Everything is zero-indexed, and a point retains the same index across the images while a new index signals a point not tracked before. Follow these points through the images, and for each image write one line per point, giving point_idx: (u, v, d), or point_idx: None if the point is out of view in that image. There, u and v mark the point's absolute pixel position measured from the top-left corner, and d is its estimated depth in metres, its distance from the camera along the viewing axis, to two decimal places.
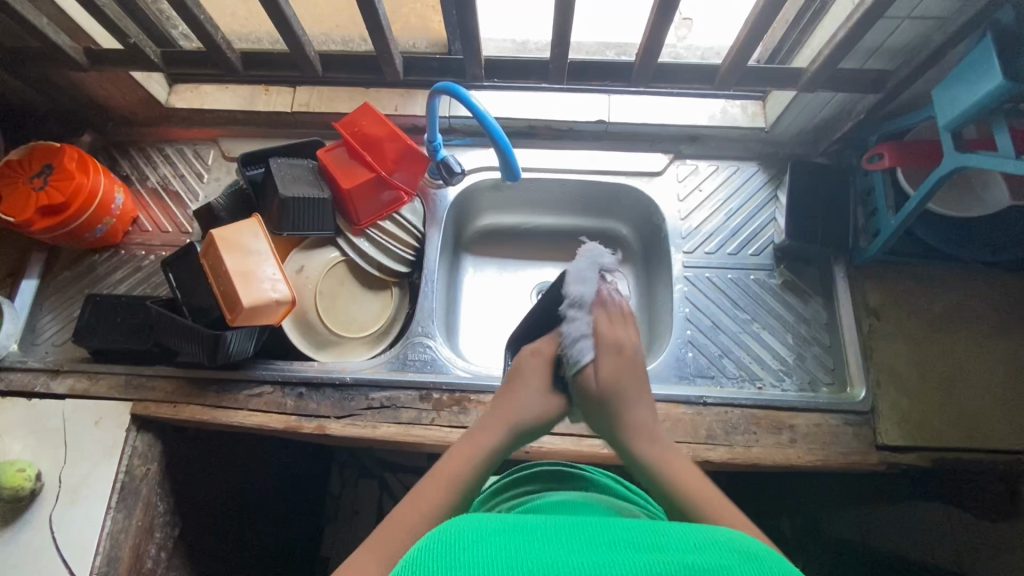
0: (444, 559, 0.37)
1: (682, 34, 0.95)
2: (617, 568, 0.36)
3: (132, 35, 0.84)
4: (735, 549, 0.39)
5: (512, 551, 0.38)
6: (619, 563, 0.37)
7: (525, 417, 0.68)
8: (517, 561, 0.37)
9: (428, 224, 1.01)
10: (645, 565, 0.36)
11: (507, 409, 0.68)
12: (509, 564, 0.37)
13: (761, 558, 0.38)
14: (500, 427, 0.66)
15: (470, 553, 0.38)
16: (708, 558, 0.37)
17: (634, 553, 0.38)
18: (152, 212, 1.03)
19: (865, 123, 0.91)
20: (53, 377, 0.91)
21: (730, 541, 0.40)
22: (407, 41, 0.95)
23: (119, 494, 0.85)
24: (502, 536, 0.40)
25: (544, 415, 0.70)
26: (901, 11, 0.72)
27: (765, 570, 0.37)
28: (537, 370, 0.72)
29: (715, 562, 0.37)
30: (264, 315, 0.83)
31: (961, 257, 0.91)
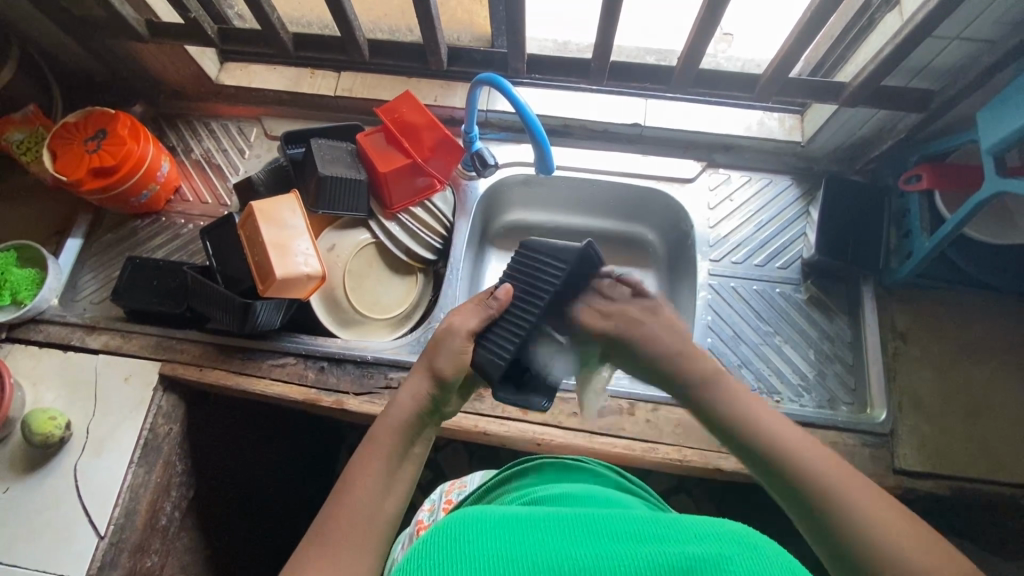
0: (451, 550, 0.40)
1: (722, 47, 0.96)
2: (613, 561, 0.38)
3: (193, 10, 0.88)
4: (735, 537, 0.40)
5: (515, 544, 0.41)
6: (617, 554, 0.39)
7: (438, 375, 0.59)
8: (519, 553, 0.40)
9: (457, 214, 1.03)
10: (639, 557, 0.38)
11: (416, 388, 0.59)
12: (512, 555, 0.39)
13: (760, 548, 0.39)
14: (415, 404, 0.58)
15: (474, 544, 0.41)
16: (706, 548, 0.38)
17: (634, 546, 0.40)
18: (193, 183, 1.06)
19: (904, 143, 0.91)
20: (89, 333, 0.94)
21: (729, 529, 0.41)
22: (452, 34, 0.97)
23: (141, 450, 0.88)
24: (505, 529, 0.43)
25: (446, 378, 0.59)
26: (950, 31, 0.71)
27: (765, 559, 0.37)
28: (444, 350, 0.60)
29: (714, 552, 0.38)
30: (294, 288, 0.86)
31: (996, 287, 0.90)
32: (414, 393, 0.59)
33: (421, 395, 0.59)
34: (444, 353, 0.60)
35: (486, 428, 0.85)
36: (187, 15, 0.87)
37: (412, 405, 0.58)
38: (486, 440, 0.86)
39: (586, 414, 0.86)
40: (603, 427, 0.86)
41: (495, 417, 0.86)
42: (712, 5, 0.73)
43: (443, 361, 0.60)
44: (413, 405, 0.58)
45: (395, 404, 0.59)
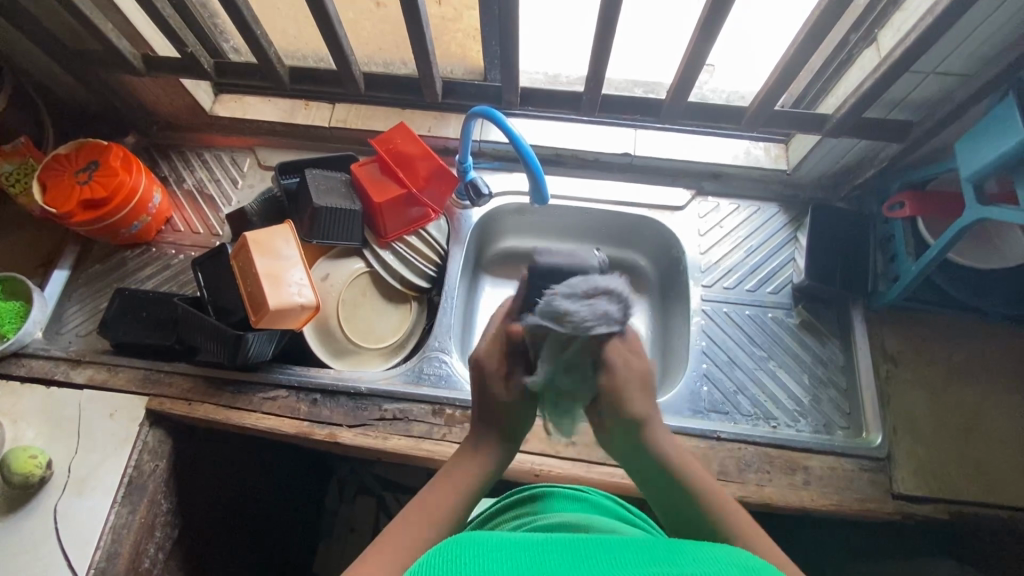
0: (449, 572, 0.40)
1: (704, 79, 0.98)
2: None
3: (190, 45, 0.89)
4: (737, 563, 0.39)
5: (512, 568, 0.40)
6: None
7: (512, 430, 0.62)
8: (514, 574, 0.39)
9: (451, 242, 1.03)
10: None
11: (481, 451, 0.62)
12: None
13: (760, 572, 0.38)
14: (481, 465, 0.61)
15: (468, 565, 0.41)
16: (702, 570, 0.38)
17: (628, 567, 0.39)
18: (185, 213, 1.06)
19: (886, 171, 0.93)
20: (74, 367, 0.92)
21: (730, 555, 0.40)
22: (446, 67, 0.99)
23: (125, 488, 0.85)
24: (503, 553, 0.42)
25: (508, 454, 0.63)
26: (926, 66, 0.75)
27: None
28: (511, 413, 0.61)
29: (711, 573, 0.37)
30: (288, 319, 0.85)
31: (982, 310, 0.91)
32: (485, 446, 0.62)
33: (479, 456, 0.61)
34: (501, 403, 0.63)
35: None
36: (185, 49, 0.88)
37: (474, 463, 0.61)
38: None
39: (584, 444, 0.86)
40: (602, 457, 0.85)
41: None
42: (700, 39, 0.76)
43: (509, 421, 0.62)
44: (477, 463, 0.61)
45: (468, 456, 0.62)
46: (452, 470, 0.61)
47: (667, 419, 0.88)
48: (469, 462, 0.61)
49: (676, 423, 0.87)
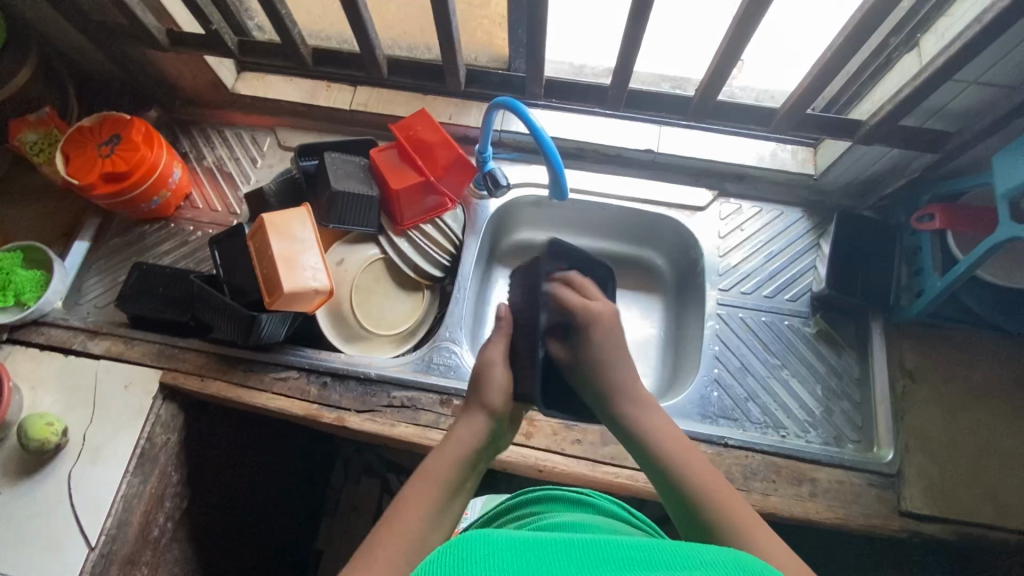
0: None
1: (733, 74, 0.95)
2: None
3: (215, 22, 0.87)
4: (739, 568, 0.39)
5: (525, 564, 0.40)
6: None
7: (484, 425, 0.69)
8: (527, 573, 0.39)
9: (467, 232, 1.03)
10: None
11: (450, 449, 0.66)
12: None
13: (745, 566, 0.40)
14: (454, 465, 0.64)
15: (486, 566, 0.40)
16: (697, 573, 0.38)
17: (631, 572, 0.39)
18: (204, 190, 1.06)
19: (918, 182, 0.90)
20: (91, 337, 0.93)
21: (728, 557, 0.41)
22: (470, 54, 0.97)
23: (137, 459, 0.87)
24: (517, 548, 0.42)
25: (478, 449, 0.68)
26: (971, 75, 0.72)
27: None
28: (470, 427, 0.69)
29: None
30: (301, 302, 0.85)
31: (1007, 330, 0.89)
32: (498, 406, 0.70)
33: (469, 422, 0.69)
34: (491, 390, 0.72)
35: None
36: (209, 27, 0.88)
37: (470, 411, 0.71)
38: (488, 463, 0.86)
39: (589, 442, 0.86)
40: (606, 456, 0.85)
41: None
42: (733, 36, 0.73)
43: (491, 396, 0.72)
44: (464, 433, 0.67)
45: (444, 447, 0.67)
46: (450, 441, 0.68)
47: (674, 422, 0.88)
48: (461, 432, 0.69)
49: (683, 427, 0.87)
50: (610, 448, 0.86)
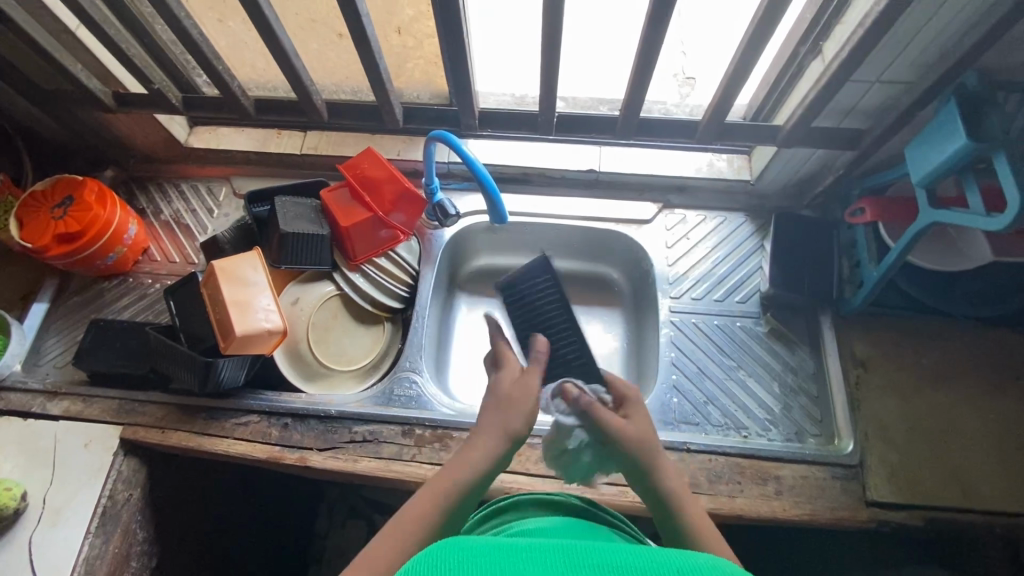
0: None
1: (685, 91, 0.99)
2: None
3: (157, 82, 0.91)
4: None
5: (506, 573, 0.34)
6: None
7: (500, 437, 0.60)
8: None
9: (422, 262, 1.05)
10: None
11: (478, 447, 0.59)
12: None
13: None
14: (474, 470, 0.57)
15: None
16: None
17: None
18: (162, 243, 1.08)
19: (846, 178, 0.94)
20: (50, 399, 0.93)
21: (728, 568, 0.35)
22: (411, 93, 1.01)
23: (99, 518, 0.85)
24: (493, 555, 0.35)
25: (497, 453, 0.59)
26: (869, 75, 0.76)
27: None
28: (494, 426, 0.61)
29: None
30: (255, 344, 0.86)
31: (950, 313, 0.91)
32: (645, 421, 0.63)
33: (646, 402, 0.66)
34: (520, 414, 0.61)
35: None
36: (152, 86, 0.92)
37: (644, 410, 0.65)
38: None
39: None
40: None
41: None
42: (643, 55, 0.78)
43: (519, 419, 0.61)
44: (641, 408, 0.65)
45: (469, 445, 0.60)
46: (472, 448, 0.59)
47: None
48: (481, 441, 0.60)
49: None
50: None
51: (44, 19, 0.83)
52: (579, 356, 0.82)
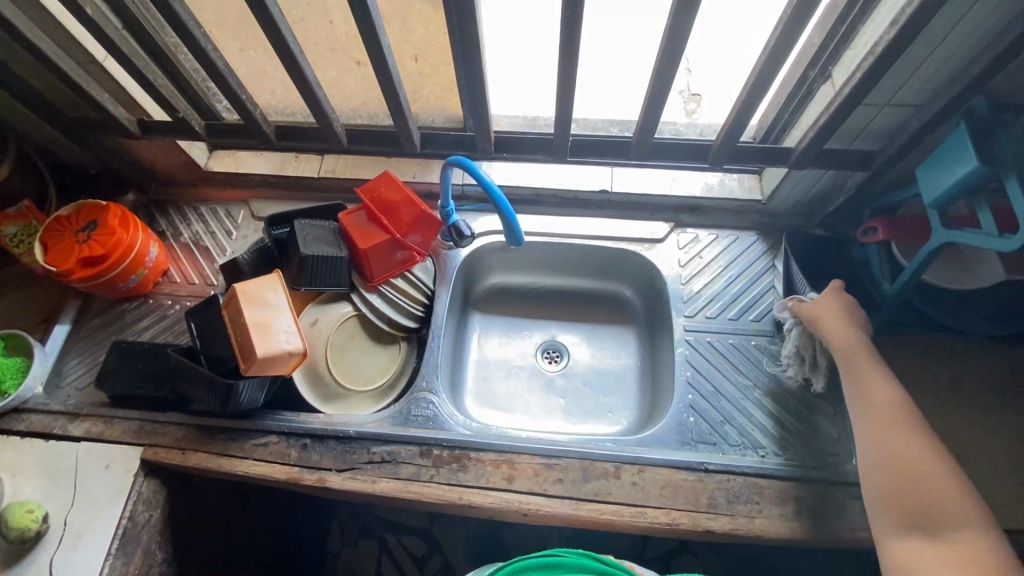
0: None
1: (692, 108, 0.99)
2: None
3: (181, 110, 0.94)
4: None
5: None
6: None
7: None
8: None
9: (438, 282, 1.06)
10: None
11: None
12: None
13: None
14: None
15: None
16: None
17: None
18: (181, 265, 1.10)
19: (857, 198, 0.95)
20: (71, 420, 0.94)
21: None
22: (427, 117, 1.04)
23: (119, 540, 0.86)
24: None
25: None
26: (880, 99, 0.78)
27: None
28: None
29: None
30: (276, 366, 0.87)
31: (964, 331, 0.92)
32: (832, 310, 0.85)
33: (840, 293, 0.87)
34: None
35: (472, 501, 0.84)
36: (176, 115, 0.94)
37: (845, 298, 0.86)
38: (473, 512, 0.85)
39: (571, 480, 0.86)
40: (590, 493, 0.85)
41: (479, 487, 0.86)
42: (658, 78, 0.79)
43: None
44: (838, 296, 0.86)
45: None
46: None
47: (654, 452, 0.88)
48: None
49: (663, 456, 0.88)
50: (593, 484, 0.86)
51: (75, 51, 0.86)
52: (709, 340, 0.98)
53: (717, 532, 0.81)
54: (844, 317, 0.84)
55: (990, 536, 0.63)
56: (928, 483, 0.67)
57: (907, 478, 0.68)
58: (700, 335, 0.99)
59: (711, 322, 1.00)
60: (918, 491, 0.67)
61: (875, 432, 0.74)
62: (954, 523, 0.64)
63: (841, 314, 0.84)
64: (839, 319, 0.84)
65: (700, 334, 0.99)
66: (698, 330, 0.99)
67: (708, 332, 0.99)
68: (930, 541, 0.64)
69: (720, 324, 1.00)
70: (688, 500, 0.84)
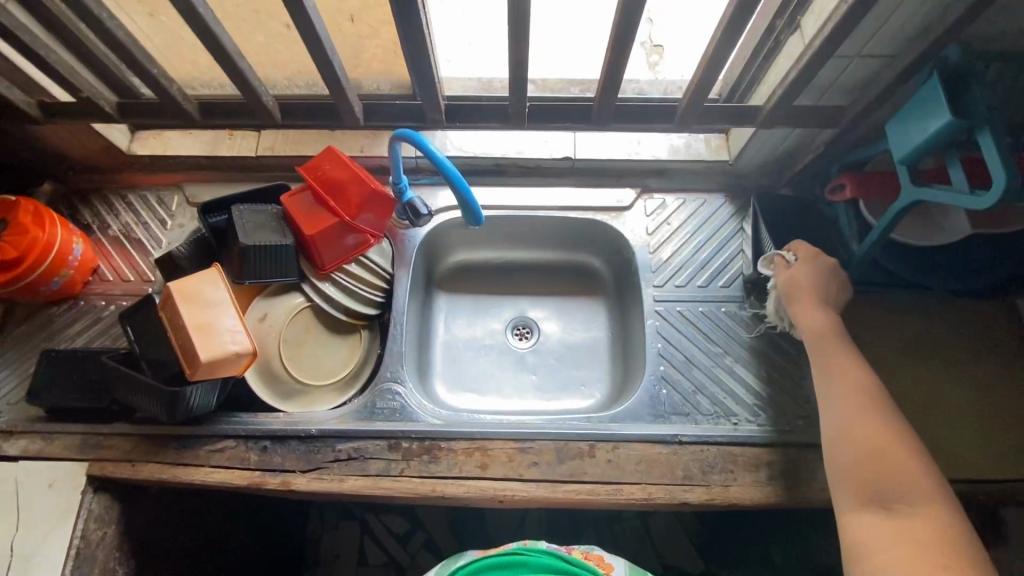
0: None
1: (654, 60, 0.93)
2: None
3: (86, 89, 0.83)
4: None
5: None
6: None
7: None
8: None
9: (396, 265, 1.00)
10: None
11: None
12: None
13: None
14: None
15: None
16: None
17: None
18: (113, 261, 1.00)
19: (826, 154, 0.92)
20: (5, 439, 0.87)
21: None
22: (370, 84, 0.95)
23: (73, 561, 0.81)
24: None
25: None
26: (850, 50, 0.73)
27: None
28: None
29: None
30: (224, 368, 0.81)
31: (929, 286, 0.92)
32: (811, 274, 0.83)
33: (817, 259, 0.84)
34: None
35: (445, 492, 0.82)
36: (81, 95, 0.83)
37: (823, 265, 0.84)
38: (447, 502, 0.83)
39: (546, 463, 0.84)
40: (565, 474, 0.83)
41: (452, 477, 0.83)
42: (618, 36, 0.72)
43: None
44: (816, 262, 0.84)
45: None
46: None
47: (628, 428, 0.87)
48: None
49: (637, 431, 0.86)
50: (567, 466, 0.84)
51: None
52: (680, 309, 0.96)
53: (693, 503, 0.81)
54: (820, 290, 0.83)
55: (951, 511, 0.62)
56: (888, 457, 0.67)
57: (869, 454, 0.68)
58: (672, 305, 0.96)
59: (683, 291, 0.97)
60: (885, 465, 0.66)
61: (844, 406, 0.73)
62: (911, 495, 0.64)
63: (816, 285, 0.83)
64: (812, 291, 0.83)
65: (672, 305, 0.96)
66: (669, 300, 0.97)
67: (679, 301, 0.97)
68: (886, 515, 0.64)
69: (692, 293, 0.97)
70: (664, 473, 0.83)
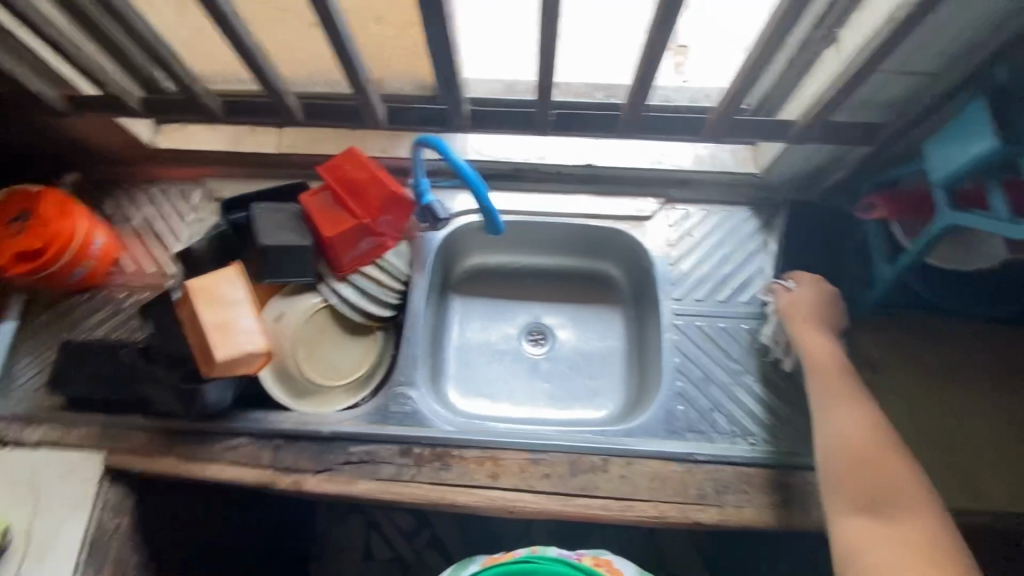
0: None
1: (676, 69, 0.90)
2: None
3: (112, 84, 0.83)
4: None
5: None
6: None
7: None
8: None
9: (414, 268, 0.99)
10: None
11: None
12: None
13: None
14: None
15: None
16: None
17: None
18: (134, 253, 1.01)
19: (858, 171, 0.89)
20: (26, 427, 0.88)
21: None
22: (393, 85, 0.94)
23: (88, 550, 0.82)
24: None
25: None
26: (891, 68, 0.71)
27: None
28: None
29: None
30: (241, 367, 0.81)
31: (958, 310, 0.89)
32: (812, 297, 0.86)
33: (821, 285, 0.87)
34: None
35: (456, 500, 0.81)
36: (108, 90, 0.83)
37: (825, 292, 0.87)
38: (457, 510, 0.83)
39: (558, 476, 0.83)
40: (577, 488, 0.83)
41: (463, 485, 0.83)
42: (651, 46, 0.71)
43: None
44: (818, 288, 0.87)
45: None
46: None
47: (642, 443, 0.86)
48: None
49: (651, 447, 0.85)
50: (579, 479, 0.83)
51: None
52: (699, 323, 0.94)
53: (706, 523, 0.80)
54: (819, 313, 0.85)
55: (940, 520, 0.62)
56: (884, 468, 0.67)
57: (865, 464, 0.67)
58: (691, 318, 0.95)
59: (703, 304, 0.96)
60: (873, 475, 0.66)
61: (839, 418, 0.73)
62: (906, 504, 0.63)
63: (817, 307, 0.85)
64: (811, 314, 0.85)
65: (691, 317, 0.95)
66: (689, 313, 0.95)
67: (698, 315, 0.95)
68: (877, 521, 0.63)
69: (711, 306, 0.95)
70: (677, 491, 0.82)
